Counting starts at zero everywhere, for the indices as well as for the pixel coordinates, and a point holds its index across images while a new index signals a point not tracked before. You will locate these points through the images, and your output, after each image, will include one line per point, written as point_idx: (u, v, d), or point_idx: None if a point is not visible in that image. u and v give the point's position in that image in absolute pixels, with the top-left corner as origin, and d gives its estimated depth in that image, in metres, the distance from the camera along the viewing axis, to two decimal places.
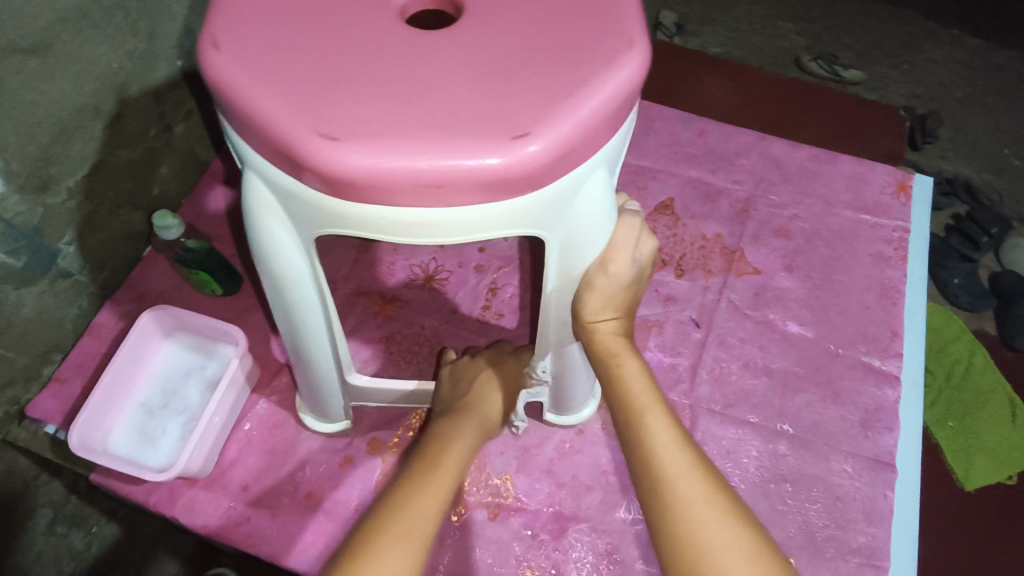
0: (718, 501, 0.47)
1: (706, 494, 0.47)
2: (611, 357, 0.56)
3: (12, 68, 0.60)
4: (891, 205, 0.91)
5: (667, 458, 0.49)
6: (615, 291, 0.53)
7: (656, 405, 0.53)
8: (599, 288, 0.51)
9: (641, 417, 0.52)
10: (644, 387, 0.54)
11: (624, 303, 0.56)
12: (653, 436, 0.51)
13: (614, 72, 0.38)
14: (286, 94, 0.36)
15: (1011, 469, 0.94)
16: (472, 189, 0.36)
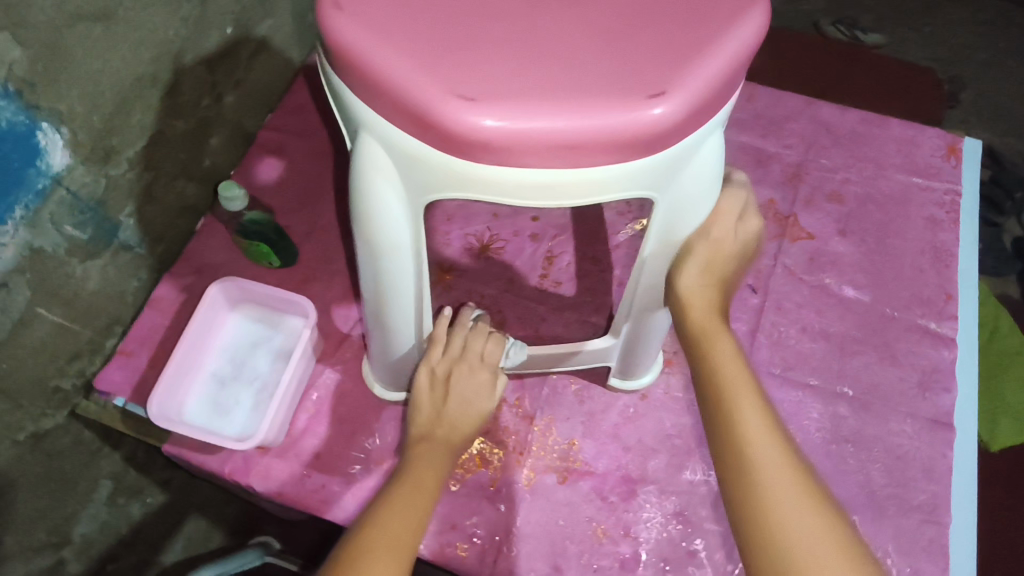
0: (813, 497, 0.46)
1: (793, 487, 0.46)
2: (703, 339, 0.55)
3: (80, 35, 0.59)
4: (942, 167, 0.90)
5: (760, 443, 0.49)
6: (718, 259, 0.56)
7: (747, 387, 0.52)
8: (699, 254, 0.54)
9: (732, 404, 0.51)
10: (736, 368, 0.53)
11: (724, 275, 0.57)
12: (749, 425, 0.49)
13: (743, 26, 0.37)
14: (419, 56, 0.35)
15: None
16: (605, 150, 0.36)
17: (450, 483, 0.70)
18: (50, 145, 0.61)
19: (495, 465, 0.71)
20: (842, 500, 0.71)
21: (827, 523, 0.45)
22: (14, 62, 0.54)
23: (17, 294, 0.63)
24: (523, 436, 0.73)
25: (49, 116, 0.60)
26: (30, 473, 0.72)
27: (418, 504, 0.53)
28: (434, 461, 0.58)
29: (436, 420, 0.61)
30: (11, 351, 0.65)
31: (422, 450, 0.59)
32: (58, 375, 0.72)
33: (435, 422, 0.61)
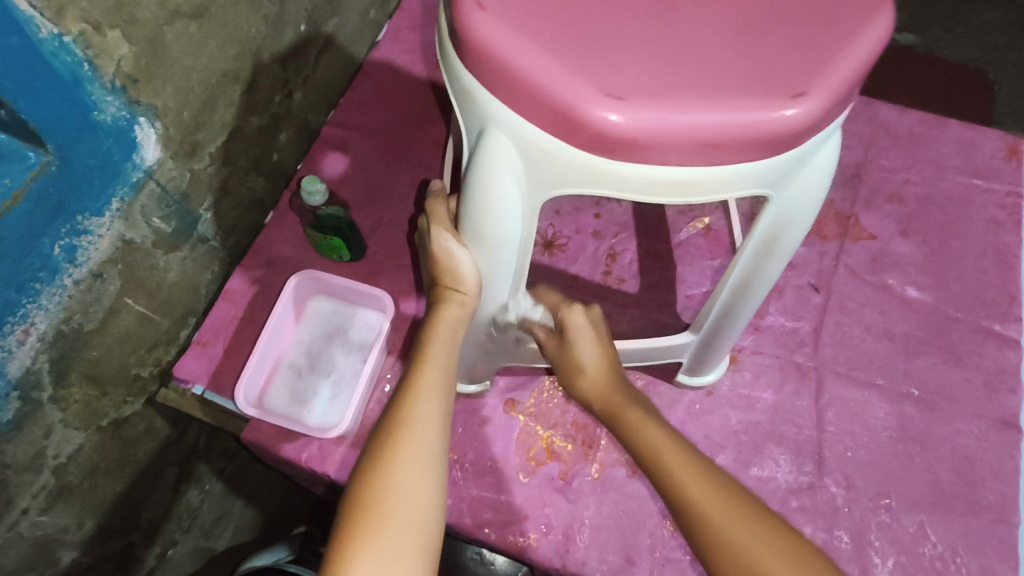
0: (713, 480, 0.51)
1: (712, 491, 0.50)
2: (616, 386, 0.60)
3: (177, 33, 0.61)
4: (1003, 169, 0.90)
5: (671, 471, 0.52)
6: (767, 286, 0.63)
7: (651, 423, 0.56)
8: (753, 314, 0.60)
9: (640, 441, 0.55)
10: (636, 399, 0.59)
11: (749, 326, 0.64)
12: (679, 479, 0.51)
13: (872, 29, 0.39)
14: (566, 57, 0.37)
15: None
16: (740, 147, 0.38)
17: (521, 474, 0.72)
18: (144, 139, 0.62)
19: (564, 458, 0.73)
20: (910, 498, 0.72)
21: (749, 523, 0.48)
22: (122, 58, 0.56)
23: (109, 284, 0.64)
24: (591, 430, 0.74)
25: (146, 111, 0.61)
26: (108, 458, 0.73)
27: (430, 439, 0.47)
28: (428, 406, 0.48)
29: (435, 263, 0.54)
30: (100, 341, 0.66)
31: (415, 393, 0.49)
32: (138, 364, 0.73)
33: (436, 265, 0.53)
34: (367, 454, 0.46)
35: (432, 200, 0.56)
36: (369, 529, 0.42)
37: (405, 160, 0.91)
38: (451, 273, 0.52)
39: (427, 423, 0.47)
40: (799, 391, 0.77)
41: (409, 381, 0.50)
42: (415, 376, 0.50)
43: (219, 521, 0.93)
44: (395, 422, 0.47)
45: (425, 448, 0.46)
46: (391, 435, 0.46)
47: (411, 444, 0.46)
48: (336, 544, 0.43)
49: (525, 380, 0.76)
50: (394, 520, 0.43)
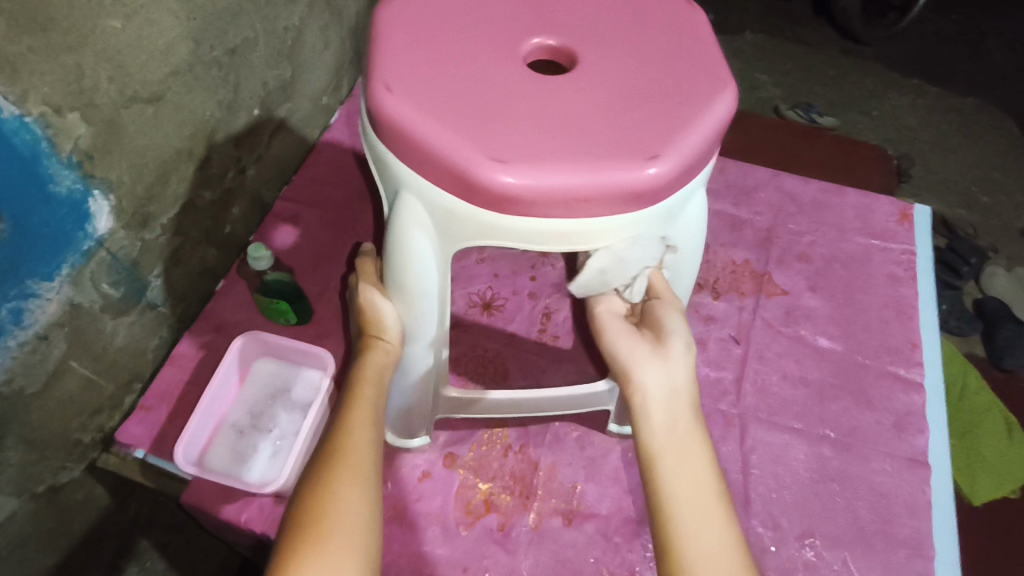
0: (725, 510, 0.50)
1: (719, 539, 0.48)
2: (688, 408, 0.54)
3: (133, 116, 0.67)
4: (897, 230, 1.00)
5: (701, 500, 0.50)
6: None
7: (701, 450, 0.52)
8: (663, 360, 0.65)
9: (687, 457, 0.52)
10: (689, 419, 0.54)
11: None
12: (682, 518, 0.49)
13: (715, 107, 0.48)
14: (461, 129, 0.44)
15: (1012, 484, 1.09)
16: (611, 201, 0.44)
17: (460, 527, 0.73)
18: (97, 211, 0.67)
19: (502, 509, 0.75)
20: (833, 536, 0.75)
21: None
22: (79, 137, 0.61)
23: (54, 347, 0.67)
24: (527, 480, 0.77)
25: (100, 184, 0.66)
26: (43, 528, 0.74)
27: (369, 453, 0.51)
28: (362, 433, 0.52)
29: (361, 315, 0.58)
30: (41, 405, 0.68)
31: (350, 423, 0.52)
32: (80, 429, 0.74)
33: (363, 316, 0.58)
34: (308, 479, 0.49)
35: (361, 257, 0.61)
36: (316, 539, 0.45)
37: (353, 230, 0.97)
38: (377, 325, 0.57)
39: (364, 446, 0.51)
40: (724, 437, 0.81)
41: (342, 415, 0.53)
42: (347, 409, 0.53)
43: None
44: (333, 447, 0.50)
45: (363, 467, 0.49)
46: (330, 459, 0.50)
47: (348, 465, 0.49)
48: (280, 561, 0.44)
49: (464, 434, 0.79)
50: (338, 532, 0.45)
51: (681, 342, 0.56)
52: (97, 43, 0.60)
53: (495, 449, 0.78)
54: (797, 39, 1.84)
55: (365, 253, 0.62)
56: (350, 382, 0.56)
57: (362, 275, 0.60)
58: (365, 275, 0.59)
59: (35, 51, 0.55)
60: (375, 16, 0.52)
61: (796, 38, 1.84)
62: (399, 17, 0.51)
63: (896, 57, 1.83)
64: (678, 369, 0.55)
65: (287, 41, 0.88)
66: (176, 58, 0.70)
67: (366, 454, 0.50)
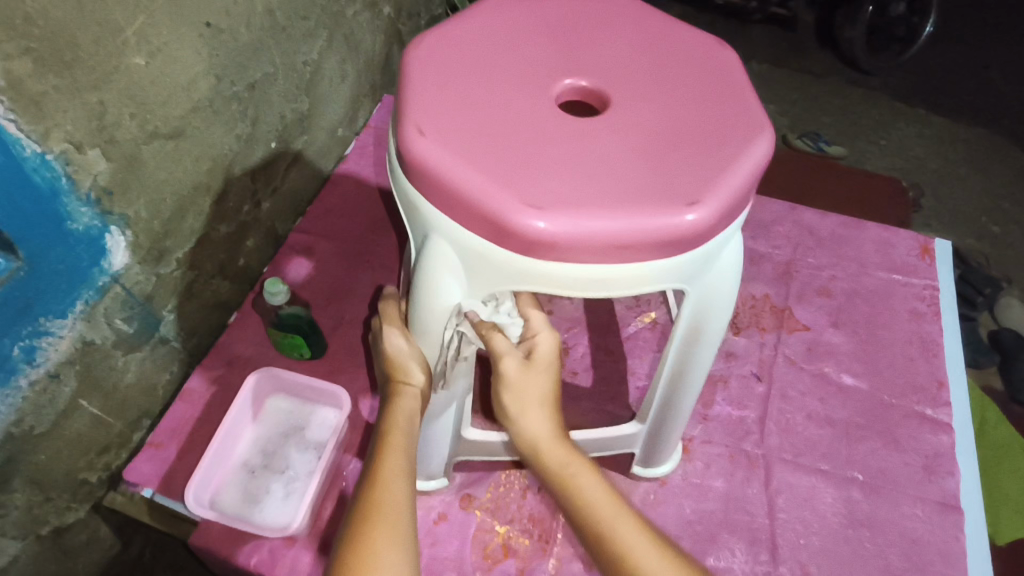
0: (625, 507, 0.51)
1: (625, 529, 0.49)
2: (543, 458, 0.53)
3: (153, 151, 0.66)
4: (918, 265, 0.99)
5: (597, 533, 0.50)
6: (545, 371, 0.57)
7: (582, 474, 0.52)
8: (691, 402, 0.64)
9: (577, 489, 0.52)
10: (557, 452, 0.54)
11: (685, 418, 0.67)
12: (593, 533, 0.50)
13: (752, 151, 0.47)
14: (494, 173, 0.44)
15: None
16: (648, 247, 0.44)
17: (477, 573, 0.71)
18: (114, 246, 0.66)
19: (521, 553, 0.72)
20: None
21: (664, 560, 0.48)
22: (99, 173, 0.61)
23: (65, 386, 0.65)
24: (547, 523, 0.74)
25: (118, 220, 0.65)
26: (45, 570, 0.71)
27: (404, 508, 0.48)
28: (396, 487, 0.49)
29: (385, 360, 0.57)
30: (49, 444, 0.66)
31: (380, 477, 0.49)
32: (87, 468, 0.72)
33: (387, 361, 0.56)
34: (341, 543, 0.46)
35: (384, 300, 0.61)
36: None
37: (367, 263, 0.96)
38: (402, 370, 0.55)
39: (398, 503, 0.48)
40: (749, 479, 0.79)
41: (374, 467, 0.50)
42: (376, 463, 0.51)
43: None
44: (367, 505, 0.48)
45: (399, 526, 0.47)
46: (364, 518, 0.47)
47: (385, 525, 0.46)
48: None
49: (481, 474, 0.77)
50: None
51: (523, 407, 0.55)
52: (121, 81, 0.59)
53: (512, 490, 0.76)
54: (805, 70, 1.85)
55: (388, 296, 0.61)
56: (379, 430, 0.53)
57: (387, 318, 0.58)
58: (388, 320, 0.58)
59: (59, 90, 0.54)
60: (404, 55, 0.52)
61: (805, 68, 1.85)
62: (429, 56, 0.51)
63: (904, 88, 1.84)
64: (535, 423, 0.54)
65: (306, 75, 0.88)
66: (198, 94, 0.69)
67: (401, 510, 0.48)
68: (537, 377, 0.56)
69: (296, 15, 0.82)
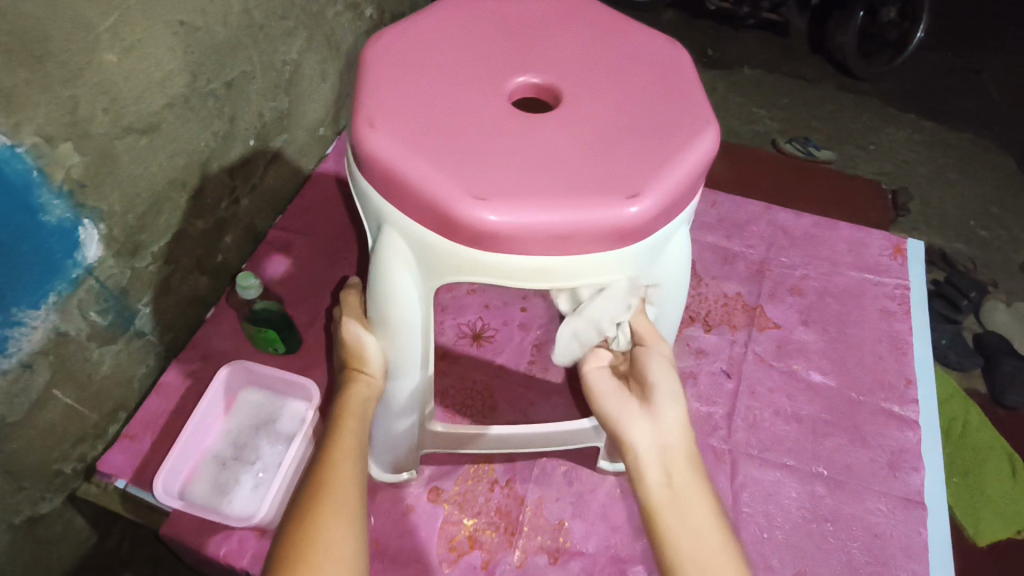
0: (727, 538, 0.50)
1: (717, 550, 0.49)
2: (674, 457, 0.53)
3: (126, 146, 0.68)
4: (890, 265, 1.00)
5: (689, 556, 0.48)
6: None
7: (702, 497, 0.51)
8: None
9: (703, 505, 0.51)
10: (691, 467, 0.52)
11: None
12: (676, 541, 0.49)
13: (696, 147, 0.49)
14: (442, 166, 0.46)
15: (1018, 524, 1.06)
16: (590, 238, 0.46)
17: (442, 565, 0.72)
18: (87, 239, 0.67)
19: (487, 545, 0.73)
20: None
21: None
22: (71, 167, 0.62)
23: (38, 376, 0.67)
24: (513, 516, 0.75)
25: (91, 213, 0.66)
26: (18, 559, 0.72)
27: (354, 487, 0.50)
28: (346, 469, 0.51)
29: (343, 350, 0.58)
30: (22, 434, 0.67)
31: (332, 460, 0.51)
32: (61, 459, 0.74)
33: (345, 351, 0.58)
34: (291, 521, 0.48)
35: (346, 292, 0.62)
36: None
37: (345, 260, 0.97)
38: (358, 360, 0.57)
39: (347, 484, 0.49)
40: (715, 474, 0.80)
41: (328, 453, 0.52)
42: (329, 446, 0.52)
43: None
44: (317, 484, 0.49)
45: (348, 504, 0.48)
46: (314, 497, 0.48)
47: (334, 502, 0.48)
48: None
49: (450, 467, 0.78)
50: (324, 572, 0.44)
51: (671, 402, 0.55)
52: (93, 77, 0.61)
53: (479, 483, 0.77)
54: (795, 74, 1.86)
55: (349, 288, 0.62)
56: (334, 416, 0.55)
57: (347, 309, 0.60)
58: (348, 311, 0.59)
59: (30, 84, 0.56)
60: (363, 51, 0.53)
61: (793, 73, 1.87)
62: (386, 53, 0.53)
63: (891, 92, 1.85)
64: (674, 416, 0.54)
65: (284, 74, 0.89)
66: (172, 91, 0.71)
67: (350, 491, 0.49)
68: None
69: (274, 15, 0.83)
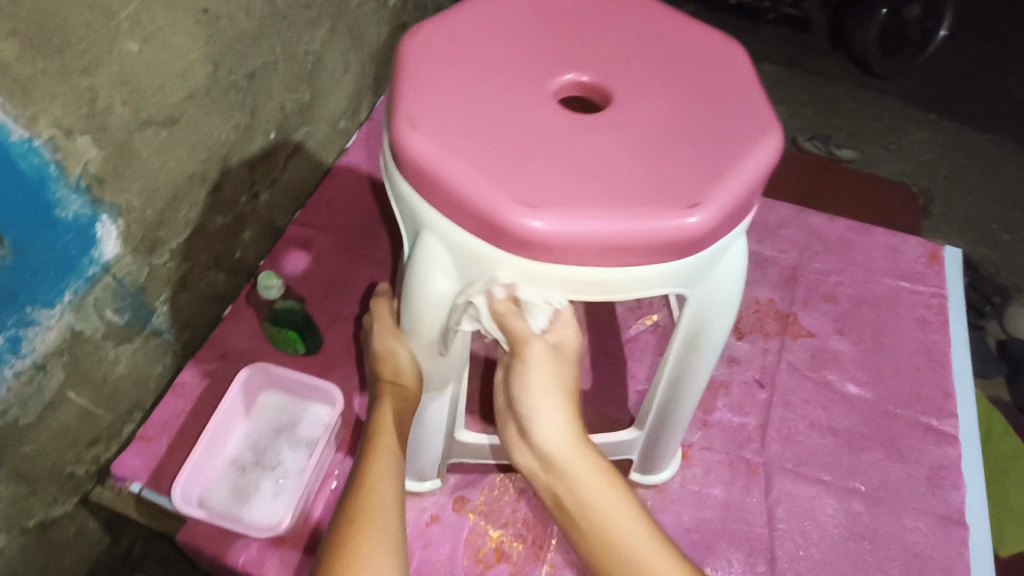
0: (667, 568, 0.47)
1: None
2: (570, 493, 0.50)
3: (146, 139, 0.65)
4: (927, 272, 0.97)
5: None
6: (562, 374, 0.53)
7: (618, 534, 0.48)
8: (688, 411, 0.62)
9: (608, 524, 0.49)
10: (604, 502, 0.49)
11: (678, 428, 0.65)
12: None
13: (757, 154, 0.46)
14: (488, 170, 0.43)
15: None
16: (647, 250, 0.43)
17: None
18: (104, 236, 0.64)
19: (514, 558, 0.71)
20: None
21: None
22: (89, 161, 0.59)
23: (52, 377, 0.64)
24: (541, 529, 0.73)
25: (109, 209, 0.64)
26: (31, 564, 0.70)
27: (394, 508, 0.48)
28: (386, 489, 0.49)
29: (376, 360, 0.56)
30: (35, 437, 0.65)
31: (371, 480, 0.49)
32: (75, 461, 0.72)
33: (377, 362, 0.56)
34: (331, 544, 0.46)
35: (377, 298, 0.60)
36: None
37: (366, 258, 0.94)
38: (393, 373, 0.55)
39: (388, 506, 0.48)
40: (749, 487, 0.77)
41: (364, 469, 0.50)
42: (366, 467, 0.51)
43: None
44: (353, 511, 0.47)
45: (386, 531, 0.46)
46: (353, 521, 0.47)
47: (374, 525, 0.46)
48: None
49: (476, 476, 0.75)
50: None
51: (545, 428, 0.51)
52: (113, 66, 0.58)
53: (508, 492, 0.75)
54: (817, 72, 1.82)
55: (381, 295, 0.60)
56: (369, 429, 0.53)
57: (380, 318, 0.57)
58: (380, 320, 0.57)
59: (48, 74, 0.53)
60: (400, 45, 0.50)
61: (816, 70, 1.82)
62: (424, 48, 0.50)
63: (914, 92, 1.81)
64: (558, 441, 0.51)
65: (307, 65, 0.86)
66: (195, 81, 0.68)
67: (388, 512, 0.48)
68: (560, 366, 0.52)
69: (297, 4, 0.80)
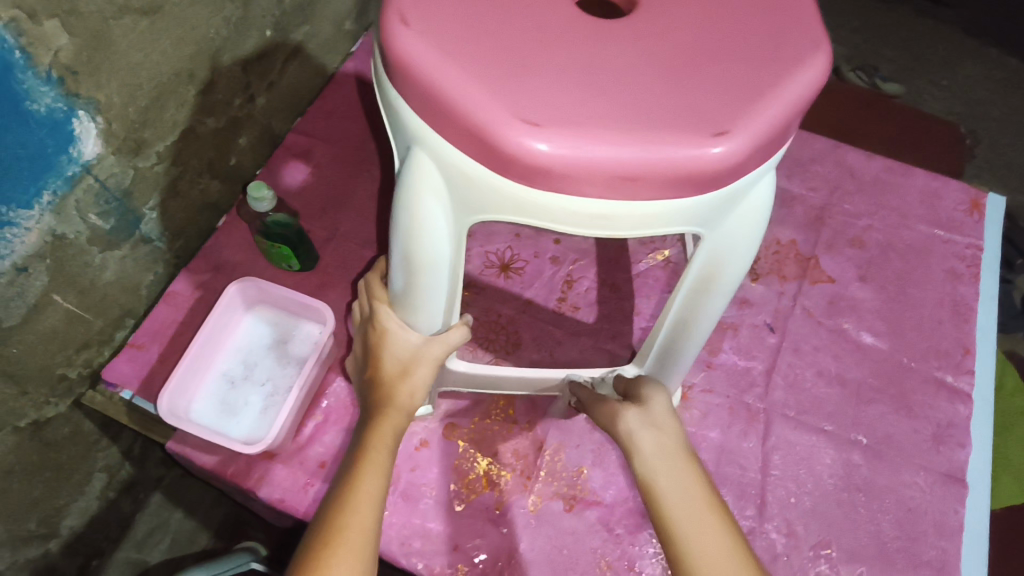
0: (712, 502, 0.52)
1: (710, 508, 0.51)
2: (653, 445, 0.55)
3: (124, 28, 0.59)
4: (965, 221, 0.90)
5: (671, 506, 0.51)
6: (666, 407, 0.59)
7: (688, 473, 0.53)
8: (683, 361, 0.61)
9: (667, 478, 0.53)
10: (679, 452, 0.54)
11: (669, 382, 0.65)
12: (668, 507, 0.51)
13: (801, 74, 0.40)
14: (487, 80, 0.38)
15: None
16: (662, 182, 0.38)
17: (455, 502, 0.69)
18: (82, 132, 0.60)
19: (501, 487, 0.70)
20: (851, 551, 0.70)
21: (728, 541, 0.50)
22: (60, 48, 0.54)
23: (35, 279, 0.62)
24: (531, 458, 0.72)
25: (86, 105, 0.59)
26: (29, 461, 0.71)
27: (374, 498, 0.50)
28: (370, 481, 0.51)
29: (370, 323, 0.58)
30: (22, 338, 0.64)
31: (360, 473, 0.51)
32: (65, 364, 0.71)
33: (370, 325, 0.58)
34: (315, 530, 0.48)
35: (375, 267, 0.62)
36: None
37: (367, 173, 0.89)
38: (384, 342, 0.56)
39: (370, 499, 0.50)
40: (746, 433, 0.75)
41: (358, 456, 0.52)
42: (352, 482, 0.50)
43: (152, 535, 0.89)
44: (332, 523, 0.48)
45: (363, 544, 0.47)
46: (335, 514, 0.48)
47: (353, 517, 0.48)
48: None
49: (468, 404, 0.74)
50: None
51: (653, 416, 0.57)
52: None
53: (501, 422, 0.73)
54: None
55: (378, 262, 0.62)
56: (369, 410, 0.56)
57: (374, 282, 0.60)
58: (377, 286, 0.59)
59: None
60: None
61: None
62: None
63: (976, 20, 1.65)
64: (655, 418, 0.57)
65: None
66: None
67: (372, 502, 0.50)
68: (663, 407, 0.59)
69: None
